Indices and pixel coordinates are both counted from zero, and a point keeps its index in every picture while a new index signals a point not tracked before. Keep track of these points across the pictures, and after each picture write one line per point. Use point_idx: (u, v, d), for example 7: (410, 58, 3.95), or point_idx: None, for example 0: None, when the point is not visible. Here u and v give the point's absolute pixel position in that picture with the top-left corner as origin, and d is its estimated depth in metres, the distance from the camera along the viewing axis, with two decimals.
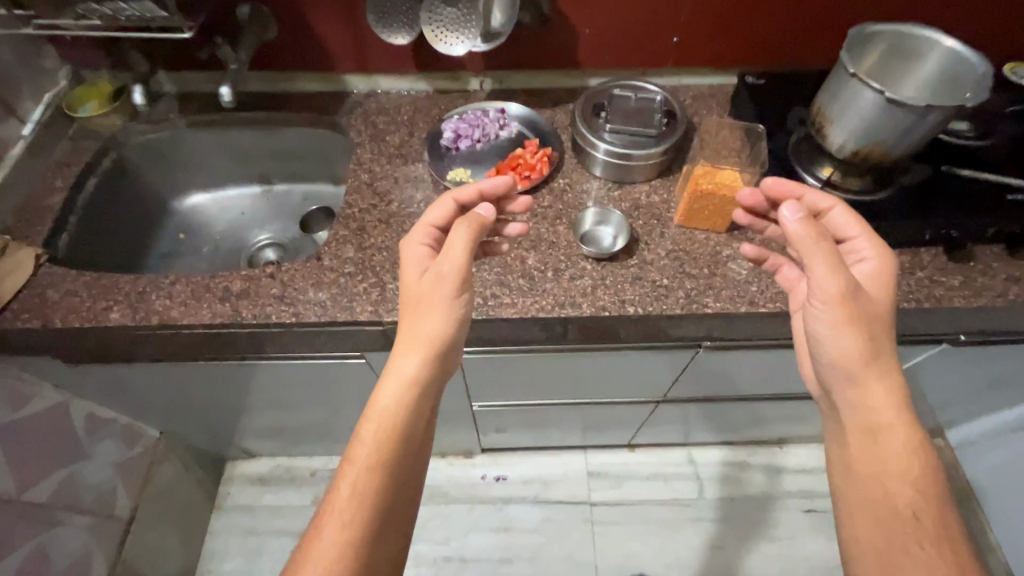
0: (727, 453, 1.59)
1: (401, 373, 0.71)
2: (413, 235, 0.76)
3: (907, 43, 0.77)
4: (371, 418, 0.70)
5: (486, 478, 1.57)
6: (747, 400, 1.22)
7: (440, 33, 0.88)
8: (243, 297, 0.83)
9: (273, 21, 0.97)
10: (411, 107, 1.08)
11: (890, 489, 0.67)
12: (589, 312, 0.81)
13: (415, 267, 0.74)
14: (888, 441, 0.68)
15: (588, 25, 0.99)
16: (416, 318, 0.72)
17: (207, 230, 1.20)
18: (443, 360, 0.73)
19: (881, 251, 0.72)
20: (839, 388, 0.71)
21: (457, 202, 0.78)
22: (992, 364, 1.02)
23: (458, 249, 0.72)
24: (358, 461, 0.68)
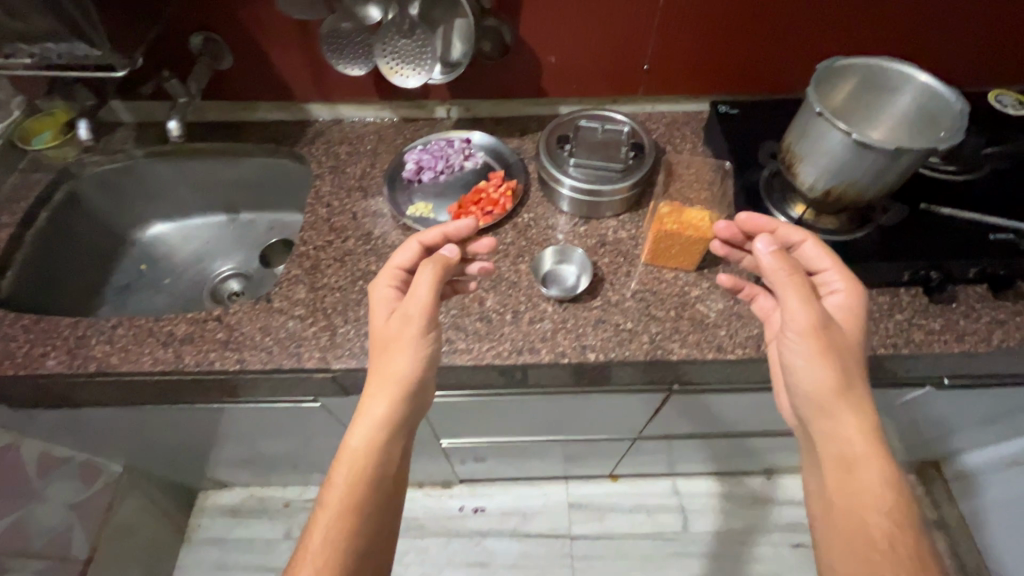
0: (713, 485, 1.54)
1: (374, 415, 0.67)
2: (380, 278, 0.74)
3: (880, 78, 0.72)
4: (342, 463, 0.67)
5: (464, 509, 1.52)
6: (728, 435, 1.17)
7: (398, 65, 0.84)
8: (185, 342, 0.80)
9: (227, 49, 0.94)
10: (375, 136, 1.05)
11: (867, 520, 0.61)
12: (548, 359, 0.77)
13: (384, 308, 0.72)
14: (862, 467, 0.63)
15: (553, 54, 0.96)
16: (380, 360, 0.69)
17: (169, 261, 1.17)
18: (416, 401, 0.70)
19: (852, 283, 0.69)
20: (811, 417, 0.67)
21: (421, 243, 0.75)
22: (980, 404, 0.97)
23: (424, 290, 0.69)
24: (329, 510, 0.65)
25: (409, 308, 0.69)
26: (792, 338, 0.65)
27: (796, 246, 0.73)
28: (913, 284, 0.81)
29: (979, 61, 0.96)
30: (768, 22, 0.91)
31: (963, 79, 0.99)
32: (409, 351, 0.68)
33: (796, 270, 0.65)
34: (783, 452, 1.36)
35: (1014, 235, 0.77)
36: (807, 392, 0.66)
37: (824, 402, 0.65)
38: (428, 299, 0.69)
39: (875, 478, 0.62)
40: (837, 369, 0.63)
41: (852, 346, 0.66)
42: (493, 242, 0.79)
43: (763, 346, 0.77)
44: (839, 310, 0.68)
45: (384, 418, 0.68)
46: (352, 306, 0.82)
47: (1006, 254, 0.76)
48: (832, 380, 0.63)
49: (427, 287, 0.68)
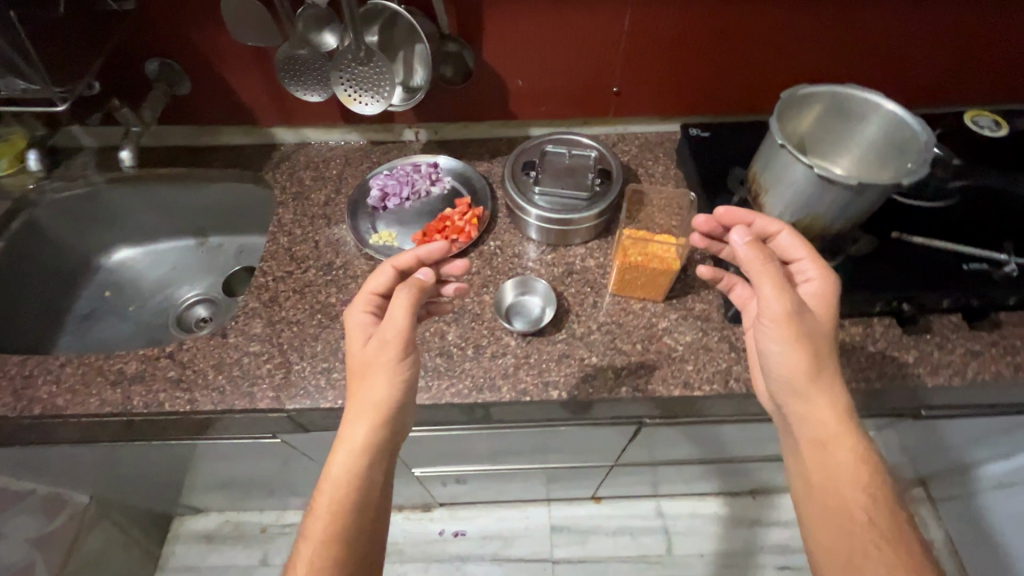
0: (698, 506, 1.51)
1: (352, 442, 0.63)
2: (353, 305, 0.69)
3: (845, 105, 0.70)
4: (324, 494, 0.62)
5: (444, 533, 1.49)
6: (708, 460, 1.15)
7: (357, 93, 0.81)
8: (135, 382, 0.77)
9: (184, 75, 0.92)
10: (341, 160, 1.03)
11: (843, 495, 0.60)
12: (509, 397, 0.74)
13: (360, 337, 0.67)
14: (835, 445, 0.61)
15: (520, 77, 0.93)
16: (358, 387, 0.65)
17: (135, 287, 1.14)
18: (396, 421, 0.66)
19: (822, 266, 0.65)
20: (784, 403, 0.65)
21: (395, 268, 0.70)
22: (961, 431, 0.94)
23: (400, 315, 0.65)
24: (313, 543, 0.61)
25: (386, 334, 0.65)
26: (765, 327, 0.62)
27: (771, 237, 0.69)
28: (886, 313, 0.78)
29: (955, 81, 0.94)
30: (738, 45, 0.89)
31: (940, 99, 0.97)
32: (386, 374, 0.64)
33: (772, 258, 0.62)
34: (768, 474, 1.33)
35: (988, 264, 0.75)
36: (780, 379, 0.63)
37: (798, 388, 0.62)
38: (405, 324, 0.65)
39: (847, 453, 0.61)
40: (810, 356, 0.61)
41: (826, 331, 0.63)
42: (468, 265, 0.74)
43: (731, 381, 0.75)
44: (812, 296, 0.65)
45: (366, 442, 0.63)
46: (309, 341, 0.80)
47: (980, 284, 0.74)
48: (805, 366, 0.61)
49: (403, 314, 0.64)
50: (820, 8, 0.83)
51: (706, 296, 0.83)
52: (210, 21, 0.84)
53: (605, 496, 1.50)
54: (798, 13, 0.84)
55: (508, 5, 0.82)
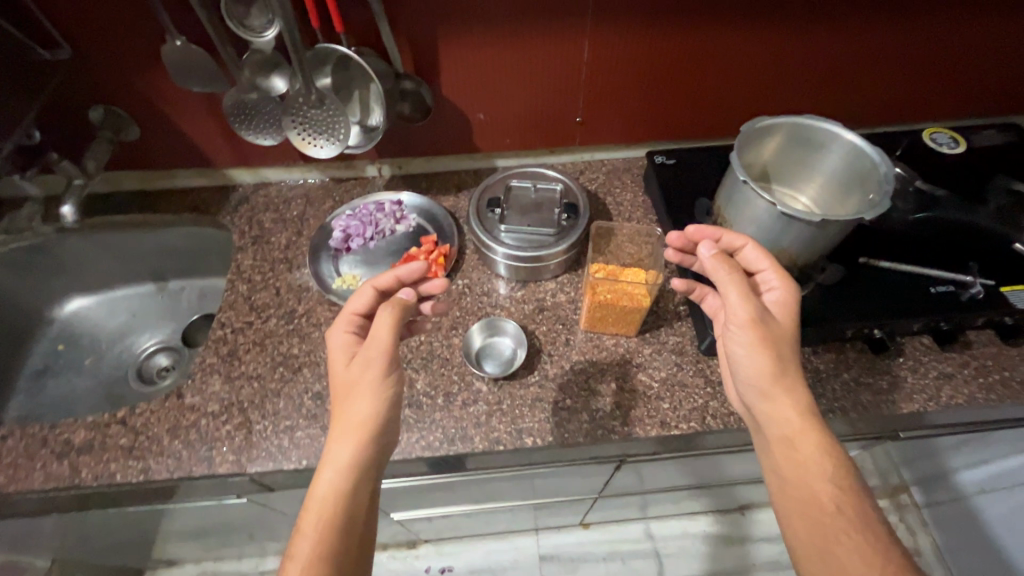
0: (689, 526, 1.49)
1: (338, 459, 0.58)
2: (334, 326, 0.67)
3: (804, 134, 0.68)
4: (310, 514, 0.56)
5: (431, 570, 1.45)
6: (692, 485, 1.13)
7: (311, 136, 0.79)
8: (84, 452, 0.73)
9: (130, 120, 0.88)
10: (302, 200, 0.99)
11: (814, 491, 0.55)
12: (482, 447, 0.72)
13: (341, 357, 0.65)
14: (800, 439, 0.57)
15: (481, 111, 0.92)
16: (340, 411, 0.61)
17: (90, 340, 1.09)
18: (378, 438, 0.61)
19: (784, 274, 0.63)
20: (751, 404, 0.62)
21: (376, 288, 0.69)
22: (940, 446, 0.94)
23: (383, 334, 0.63)
24: (299, 566, 0.53)
25: (369, 354, 0.63)
26: (731, 332, 0.60)
27: (737, 251, 0.66)
28: (858, 339, 0.78)
29: (913, 100, 0.95)
30: (697, 72, 0.88)
31: (899, 116, 0.98)
32: (370, 394, 0.61)
33: (738, 268, 0.61)
34: (755, 492, 1.32)
35: (955, 286, 0.75)
36: (747, 381, 0.61)
37: (764, 389, 0.59)
38: (387, 342, 0.63)
39: (815, 448, 0.57)
40: (775, 358, 0.58)
41: (790, 335, 0.60)
42: (447, 283, 0.73)
43: (708, 417, 0.73)
44: (775, 303, 0.62)
45: (351, 461, 0.59)
46: (270, 398, 0.76)
47: (949, 307, 0.74)
48: (768, 367, 0.58)
49: (387, 331, 0.62)
50: (776, 36, 0.83)
51: (679, 328, 0.81)
52: (155, 67, 0.81)
53: (593, 522, 1.47)
54: (756, 40, 0.84)
55: (462, 42, 0.81)
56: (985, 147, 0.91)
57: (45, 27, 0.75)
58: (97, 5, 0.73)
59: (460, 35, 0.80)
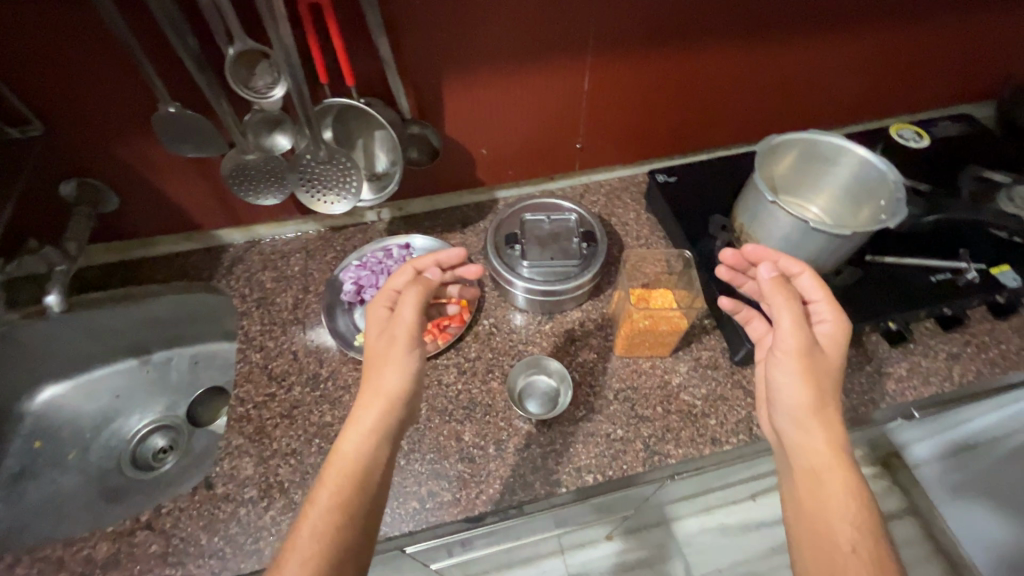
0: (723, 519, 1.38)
1: (363, 423, 0.60)
2: (375, 301, 0.68)
3: (814, 149, 0.73)
4: (334, 467, 0.57)
5: None
6: (723, 487, 1.12)
7: (322, 195, 0.77)
8: (111, 568, 0.66)
9: (108, 190, 0.81)
10: (301, 254, 0.94)
11: (832, 528, 0.53)
12: (544, 492, 0.71)
13: (378, 329, 0.66)
14: (821, 471, 0.56)
15: (484, 146, 0.91)
16: (369, 378, 0.63)
17: (70, 431, 0.94)
18: (396, 415, 0.61)
19: (837, 308, 0.63)
20: (783, 432, 0.61)
21: (417, 269, 0.70)
22: (946, 417, 1.00)
23: (411, 313, 0.65)
24: (320, 509, 0.54)
25: (394, 331, 0.64)
26: (777, 360, 0.60)
27: (793, 278, 0.66)
28: (874, 332, 0.83)
29: (879, 100, 1.02)
30: (691, 91, 0.91)
31: (867, 116, 1.05)
32: (396, 365, 0.62)
33: (795, 295, 0.61)
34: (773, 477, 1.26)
35: (952, 273, 0.82)
36: (784, 409, 0.60)
37: (799, 419, 0.59)
38: (411, 322, 0.64)
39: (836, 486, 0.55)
40: (819, 393, 0.58)
41: (838, 369, 0.60)
42: (482, 271, 0.74)
43: (754, 427, 0.75)
44: (824, 335, 0.62)
45: (374, 429, 0.60)
46: (311, 474, 0.72)
47: (950, 293, 0.80)
48: (807, 399, 0.58)
49: (413, 310, 0.64)
50: (763, 55, 0.87)
51: (709, 343, 0.83)
52: (141, 137, 0.76)
53: (616, 531, 1.34)
54: (744, 59, 0.87)
55: (467, 84, 0.80)
56: (946, 138, 0.99)
57: (14, 104, 0.69)
58: (72, 80, 0.68)
59: (464, 78, 0.79)
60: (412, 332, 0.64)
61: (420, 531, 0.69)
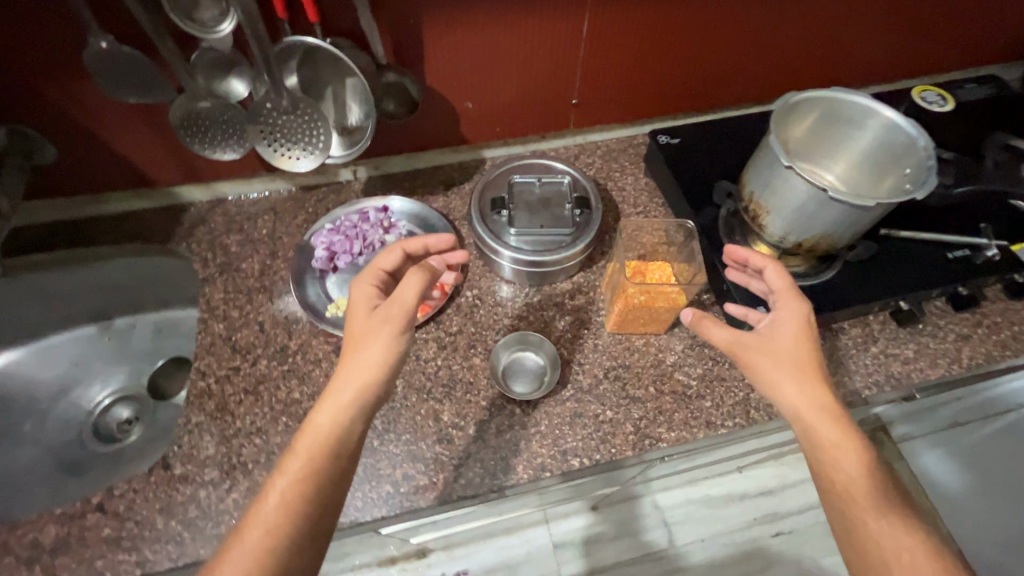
0: (709, 489, 1.28)
1: (340, 396, 0.54)
2: (359, 278, 0.62)
3: (835, 111, 0.67)
4: (306, 437, 0.53)
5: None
6: (719, 460, 1.06)
7: (286, 147, 0.68)
8: (58, 553, 0.61)
9: (43, 139, 0.73)
10: (270, 215, 0.87)
11: (867, 528, 0.50)
12: (526, 477, 0.66)
13: (364, 306, 0.59)
14: (842, 465, 0.51)
15: (470, 99, 0.82)
16: (353, 349, 0.56)
17: (27, 401, 0.88)
18: (376, 392, 0.55)
19: (790, 292, 0.60)
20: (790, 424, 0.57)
21: (405, 252, 0.65)
22: (953, 398, 0.95)
23: (411, 293, 0.58)
24: (287, 479, 0.50)
25: (389, 311, 0.57)
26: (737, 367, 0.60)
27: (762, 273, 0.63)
28: (882, 310, 0.77)
29: (902, 59, 0.94)
30: (698, 43, 0.82)
31: (888, 76, 0.97)
32: (381, 341, 0.55)
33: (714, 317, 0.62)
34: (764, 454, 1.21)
35: (970, 250, 0.76)
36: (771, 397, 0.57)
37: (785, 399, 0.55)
38: (411, 303, 0.57)
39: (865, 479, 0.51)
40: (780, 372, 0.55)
41: (793, 346, 0.56)
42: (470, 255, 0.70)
43: (751, 410, 0.71)
44: (781, 319, 0.58)
45: (349, 401, 0.54)
46: (277, 454, 0.67)
47: (966, 270, 0.75)
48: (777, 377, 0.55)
49: (414, 292, 0.57)
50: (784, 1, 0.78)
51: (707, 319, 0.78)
52: (76, 84, 0.68)
53: (603, 502, 1.24)
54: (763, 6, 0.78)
55: (450, 26, 0.70)
56: (973, 101, 0.91)
57: None
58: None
59: (447, 20, 0.70)
60: (408, 311, 0.57)
61: (393, 516, 0.65)
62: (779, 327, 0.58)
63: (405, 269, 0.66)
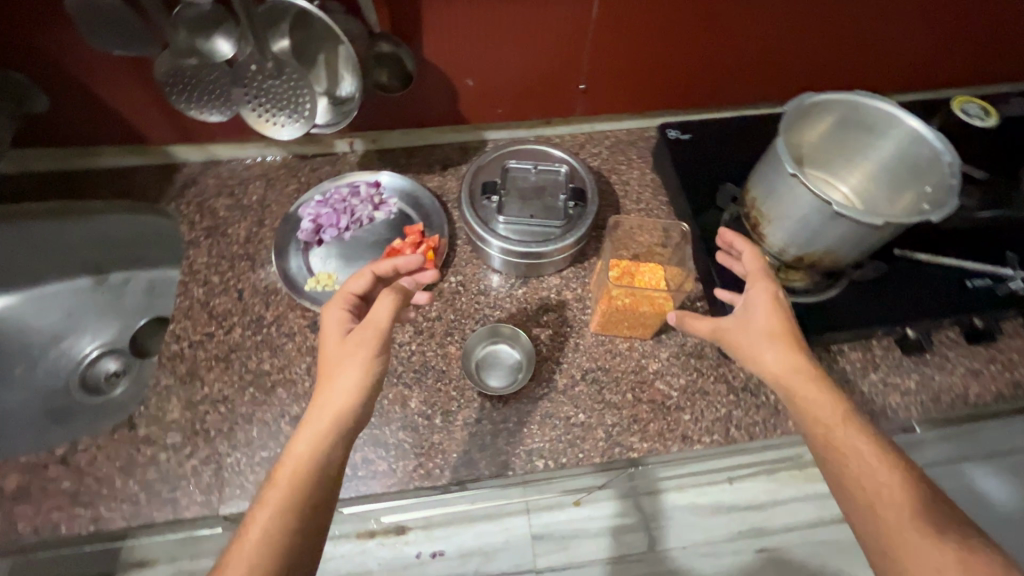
0: (698, 495, 1.10)
1: (319, 423, 0.50)
2: (330, 305, 0.58)
3: (856, 117, 0.61)
4: (287, 466, 0.48)
5: (421, 556, 1.04)
6: (715, 470, 0.99)
7: (271, 114, 0.65)
8: (19, 500, 0.62)
9: (34, 87, 0.73)
10: (261, 181, 0.85)
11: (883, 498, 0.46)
12: (488, 473, 0.64)
13: (337, 333, 0.56)
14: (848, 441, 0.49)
15: (470, 76, 0.79)
16: (330, 378, 0.53)
17: (22, 346, 0.90)
18: (356, 419, 0.51)
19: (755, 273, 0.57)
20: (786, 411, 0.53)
21: (376, 276, 0.59)
22: (967, 432, 0.88)
23: (384, 314, 0.55)
24: (268, 511, 0.46)
25: (364, 334, 0.54)
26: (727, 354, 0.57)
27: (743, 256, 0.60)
28: (886, 335, 0.72)
29: (942, 68, 0.87)
30: (718, 35, 0.77)
31: (926, 84, 0.90)
32: (358, 365, 0.52)
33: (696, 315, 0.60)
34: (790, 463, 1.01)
35: (992, 279, 0.71)
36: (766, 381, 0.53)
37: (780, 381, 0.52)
38: (385, 325, 0.54)
39: (870, 449, 0.48)
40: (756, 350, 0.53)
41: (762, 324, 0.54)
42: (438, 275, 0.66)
43: (731, 429, 0.68)
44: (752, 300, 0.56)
45: (331, 427, 0.50)
46: (239, 425, 0.66)
47: (984, 301, 0.70)
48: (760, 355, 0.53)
49: (388, 314, 0.54)
50: None
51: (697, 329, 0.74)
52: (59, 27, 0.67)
53: (586, 496, 1.08)
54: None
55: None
56: (1017, 118, 0.84)
57: None
58: None
59: None
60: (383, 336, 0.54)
61: (349, 499, 0.64)
62: (752, 307, 0.55)
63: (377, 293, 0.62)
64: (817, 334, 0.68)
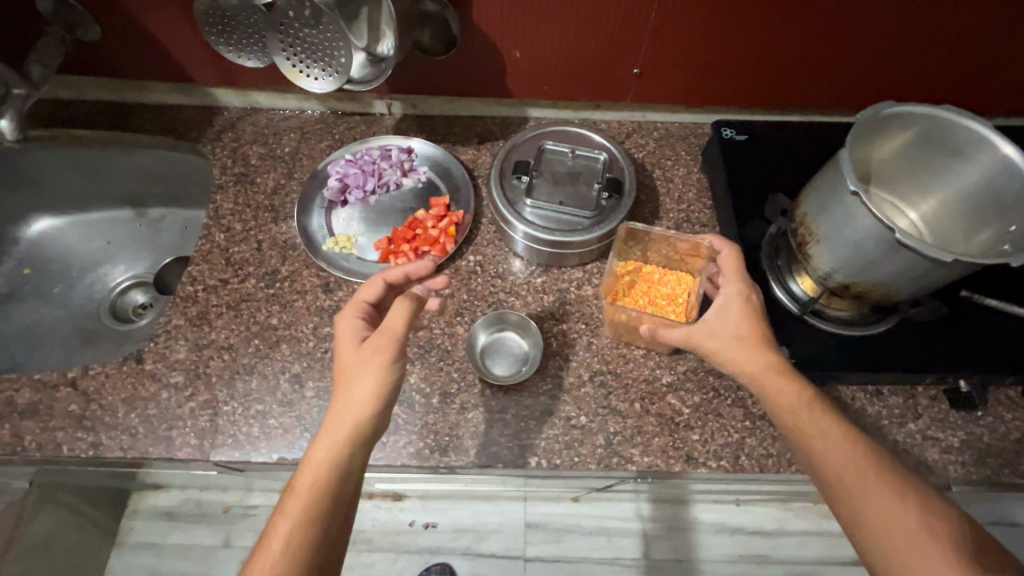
0: (702, 513, 1.03)
1: (337, 431, 0.49)
2: (342, 315, 0.56)
3: (940, 134, 0.54)
4: (306, 475, 0.47)
5: (413, 524, 1.02)
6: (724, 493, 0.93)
7: (305, 63, 0.63)
8: (29, 415, 0.64)
9: (87, 15, 0.74)
10: (296, 134, 0.84)
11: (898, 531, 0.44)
12: (477, 462, 0.62)
13: (351, 340, 0.54)
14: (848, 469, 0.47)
15: (518, 48, 0.74)
16: (345, 385, 0.51)
17: (60, 267, 0.92)
18: (374, 424, 0.50)
19: (735, 276, 0.57)
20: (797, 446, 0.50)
21: (387, 282, 0.59)
22: (1012, 500, 0.80)
23: (399, 320, 0.53)
24: (290, 522, 0.45)
25: (379, 340, 0.52)
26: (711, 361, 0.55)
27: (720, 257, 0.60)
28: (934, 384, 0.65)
29: None
30: (797, 29, 0.69)
31: None
32: (375, 373, 0.50)
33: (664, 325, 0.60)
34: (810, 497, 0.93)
35: None
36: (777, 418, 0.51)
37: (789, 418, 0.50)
38: (401, 331, 0.53)
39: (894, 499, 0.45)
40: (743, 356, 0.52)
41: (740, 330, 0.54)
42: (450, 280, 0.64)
43: (743, 457, 0.63)
44: (726, 303, 0.56)
45: (349, 435, 0.49)
46: (240, 375, 0.66)
47: None
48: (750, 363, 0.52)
49: (402, 319, 0.53)
50: None
51: None
52: None
53: (585, 495, 0.99)
54: None
55: None
56: None
57: None
58: None
59: None
60: (400, 342, 0.52)
61: None
62: (727, 310, 0.55)
63: (388, 301, 0.61)
64: (853, 372, 0.61)
